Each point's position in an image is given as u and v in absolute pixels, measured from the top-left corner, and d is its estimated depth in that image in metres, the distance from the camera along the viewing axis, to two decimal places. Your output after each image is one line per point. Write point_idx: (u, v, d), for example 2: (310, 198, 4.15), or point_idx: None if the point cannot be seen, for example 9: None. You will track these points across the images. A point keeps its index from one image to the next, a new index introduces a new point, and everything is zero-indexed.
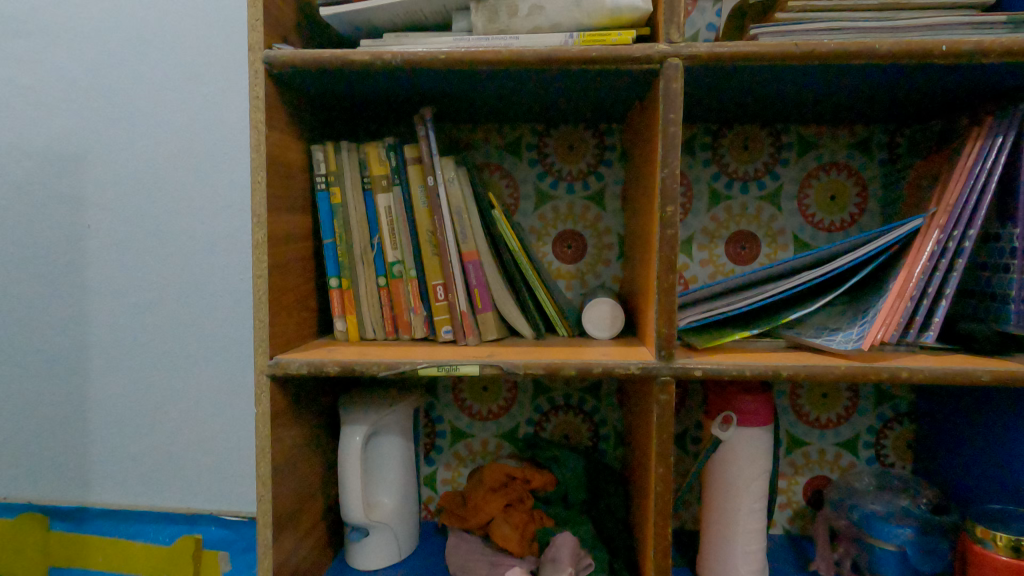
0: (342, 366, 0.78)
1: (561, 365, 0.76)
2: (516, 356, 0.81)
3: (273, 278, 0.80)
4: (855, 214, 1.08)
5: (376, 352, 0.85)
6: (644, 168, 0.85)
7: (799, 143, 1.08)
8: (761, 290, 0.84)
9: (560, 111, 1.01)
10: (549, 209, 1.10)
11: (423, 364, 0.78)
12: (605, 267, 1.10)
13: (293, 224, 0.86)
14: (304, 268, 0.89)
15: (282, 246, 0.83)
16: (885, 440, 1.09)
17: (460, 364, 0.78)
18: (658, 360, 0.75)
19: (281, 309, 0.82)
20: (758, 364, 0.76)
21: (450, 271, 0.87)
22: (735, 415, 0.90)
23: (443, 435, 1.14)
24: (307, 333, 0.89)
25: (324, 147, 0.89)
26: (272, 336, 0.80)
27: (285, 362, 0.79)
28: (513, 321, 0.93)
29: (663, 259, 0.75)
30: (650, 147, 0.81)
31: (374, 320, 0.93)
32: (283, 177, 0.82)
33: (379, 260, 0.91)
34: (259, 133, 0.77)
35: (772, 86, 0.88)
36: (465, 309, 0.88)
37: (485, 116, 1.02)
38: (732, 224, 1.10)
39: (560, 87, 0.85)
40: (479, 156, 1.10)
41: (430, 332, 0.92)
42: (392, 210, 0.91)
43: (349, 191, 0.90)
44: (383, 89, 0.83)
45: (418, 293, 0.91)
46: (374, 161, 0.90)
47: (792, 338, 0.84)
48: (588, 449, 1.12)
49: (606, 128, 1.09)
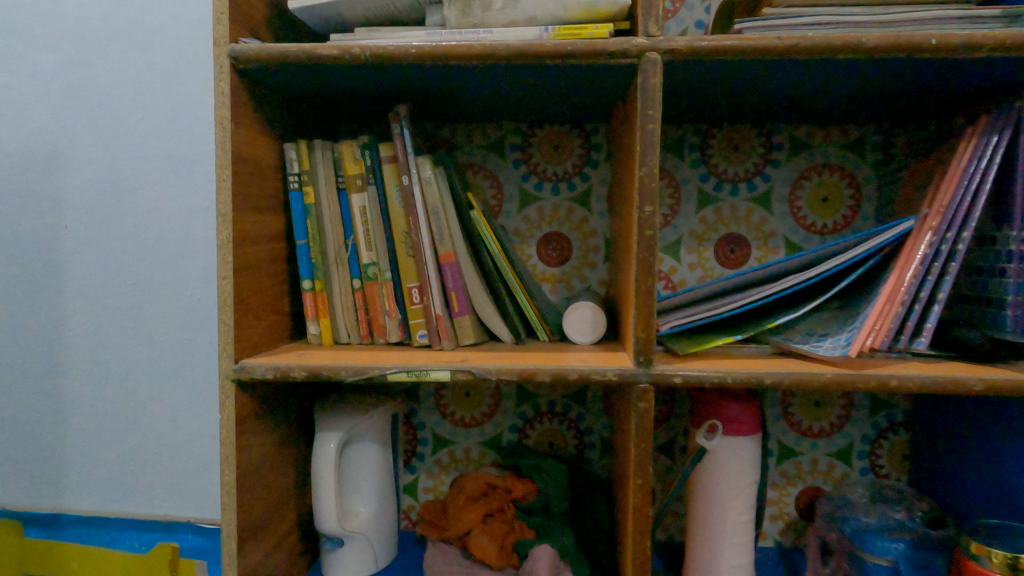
0: (310, 371, 0.75)
1: (535, 371, 0.73)
2: (491, 361, 0.78)
3: (239, 280, 0.77)
4: (848, 216, 1.05)
5: (347, 357, 0.82)
6: (626, 168, 0.83)
7: (791, 143, 1.05)
8: (747, 295, 0.81)
9: (544, 109, 0.98)
10: (534, 211, 1.08)
11: (393, 369, 0.75)
12: (590, 270, 1.07)
13: (263, 224, 0.83)
14: (275, 269, 0.86)
15: (251, 246, 0.80)
16: (880, 450, 1.06)
17: (432, 370, 0.74)
18: (637, 367, 0.72)
19: (248, 312, 0.79)
20: (741, 371, 0.72)
21: (426, 273, 0.85)
22: (721, 423, 0.87)
23: (424, 442, 1.11)
24: (278, 337, 0.87)
25: (298, 145, 0.87)
26: (238, 341, 0.77)
27: (250, 367, 0.76)
28: (491, 325, 0.90)
29: (642, 261, 0.72)
30: (630, 146, 0.78)
31: (349, 324, 0.90)
32: (251, 175, 0.80)
33: (354, 262, 0.89)
34: (225, 130, 0.74)
35: (760, 82, 0.85)
36: (441, 313, 0.85)
37: (467, 114, 1.00)
38: (722, 226, 1.07)
39: (538, 84, 0.82)
40: (462, 156, 1.08)
41: (405, 336, 0.89)
42: (367, 211, 0.88)
43: (322, 190, 0.88)
44: (355, 85, 0.81)
45: (394, 297, 0.88)
46: (348, 160, 0.87)
47: (779, 344, 0.81)
48: (573, 457, 1.09)
49: (592, 128, 1.06)
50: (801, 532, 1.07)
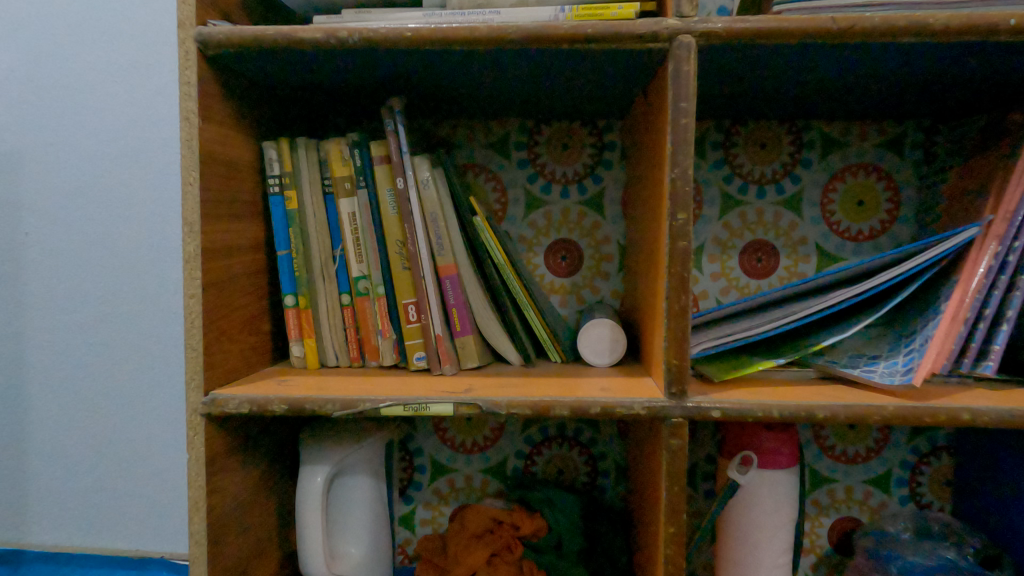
0: (292, 405, 0.65)
1: (552, 404, 0.63)
2: (499, 391, 0.68)
3: (210, 299, 0.67)
4: (886, 221, 0.96)
5: (336, 384, 0.72)
6: (650, 169, 0.73)
7: (823, 141, 0.96)
8: (788, 313, 0.72)
9: (553, 103, 0.88)
10: (541, 216, 0.98)
11: (386, 402, 0.65)
12: (603, 280, 0.98)
13: (238, 234, 0.73)
14: (254, 284, 0.76)
15: (224, 260, 0.70)
16: (920, 476, 0.97)
17: (433, 402, 0.64)
18: (668, 400, 0.63)
19: (222, 336, 0.69)
20: (789, 403, 0.63)
21: (424, 289, 0.75)
22: (755, 455, 0.78)
23: (422, 470, 1.01)
24: (258, 360, 0.77)
25: (278, 143, 0.77)
26: (208, 369, 0.67)
27: (223, 400, 0.65)
28: (497, 345, 0.80)
29: (674, 278, 0.62)
30: (658, 145, 0.68)
31: (337, 345, 0.80)
32: (224, 178, 0.70)
33: (343, 275, 0.79)
34: (192, 126, 0.64)
35: (800, 71, 0.75)
36: (441, 333, 0.76)
37: (469, 109, 0.90)
38: (748, 232, 0.97)
39: (551, 74, 0.73)
40: (462, 155, 0.98)
41: (400, 359, 0.79)
42: (357, 218, 0.78)
43: (307, 195, 0.78)
44: (342, 75, 0.71)
45: (387, 315, 0.78)
46: (335, 160, 0.77)
47: (824, 367, 0.71)
48: (585, 486, 0.99)
49: (606, 125, 0.97)
50: (835, 566, 0.98)
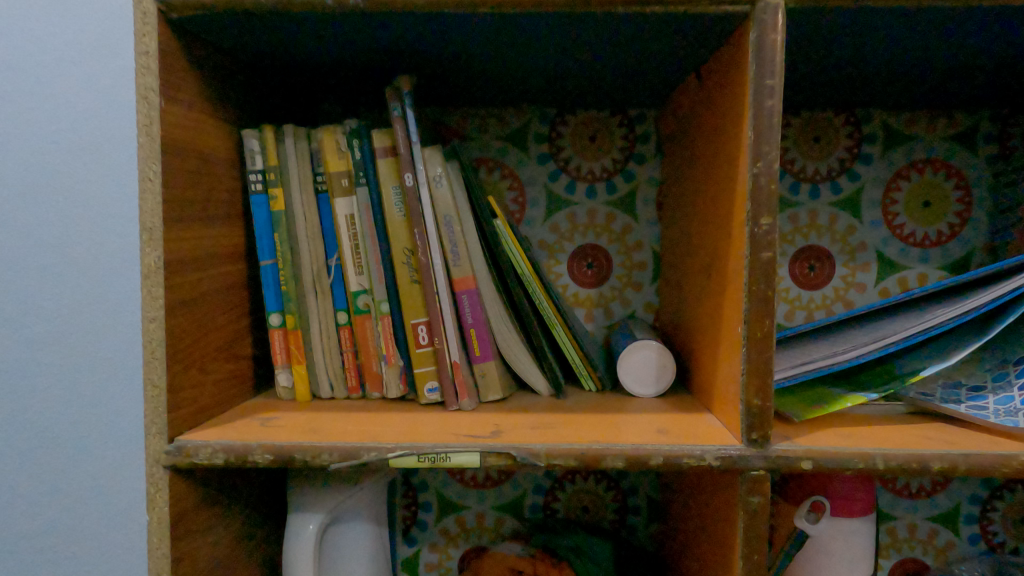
0: (280, 455, 0.52)
1: (603, 453, 0.51)
2: (533, 433, 0.56)
3: (176, 323, 0.54)
4: (956, 224, 0.84)
5: (333, 423, 0.59)
6: (709, 164, 0.61)
7: (885, 134, 0.84)
8: (875, 336, 0.60)
9: (583, 87, 0.76)
10: (564, 218, 0.86)
11: (397, 451, 0.52)
12: (635, 292, 0.86)
13: (213, 242, 0.60)
14: (232, 302, 0.63)
15: (194, 274, 0.57)
16: (993, 513, 0.86)
17: (456, 451, 0.52)
18: (746, 449, 0.51)
19: (192, 366, 0.56)
20: (897, 451, 0.51)
21: (437, 307, 0.62)
22: (828, 501, 0.65)
23: (427, 507, 0.89)
24: (237, 392, 0.64)
25: (261, 132, 0.64)
26: (174, 410, 0.54)
27: (193, 449, 0.53)
28: (522, 372, 0.68)
29: (756, 298, 0.50)
30: (725, 135, 0.56)
31: (332, 373, 0.67)
32: (194, 173, 0.57)
33: (339, 289, 0.66)
34: (151, 107, 0.51)
35: (880, 46, 0.64)
36: (458, 360, 0.63)
37: (485, 95, 0.78)
38: (800, 237, 0.86)
39: (590, 48, 0.61)
40: (473, 148, 0.85)
41: (408, 390, 0.66)
42: (356, 221, 0.65)
43: (295, 193, 0.65)
44: (339, 47, 0.58)
45: (392, 338, 0.65)
46: (329, 152, 0.65)
47: (916, 402, 0.61)
48: (614, 525, 0.87)
49: (638, 114, 0.85)
50: None
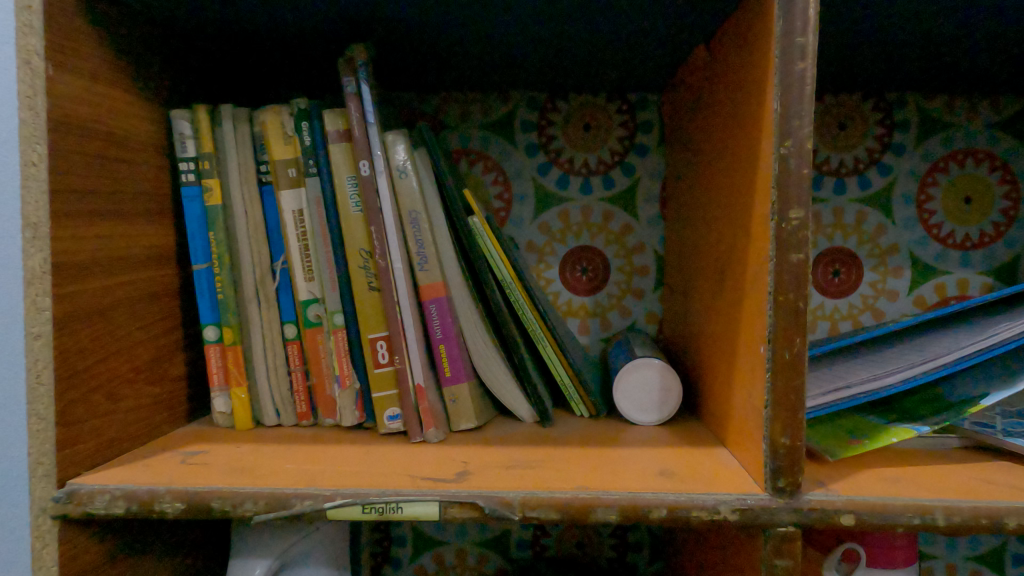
0: (194, 503, 0.42)
1: (592, 503, 0.41)
2: (509, 475, 0.46)
3: (74, 342, 0.44)
4: (1001, 224, 0.74)
5: (269, 458, 0.49)
6: (722, 149, 0.51)
7: (920, 121, 0.74)
8: (923, 356, 0.50)
9: (576, 67, 0.66)
10: (556, 217, 0.76)
11: (338, 499, 0.42)
12: (635, 302, 0.76)
13: (131, 242, 0.50)
14: (157, 313, 0.53)
15: (102, 280, 0.47)
16: None
17: (409, 500, 0.42)
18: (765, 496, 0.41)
19: (97, 393, 0.46)
20: (962, 503, 0.40)
21: (398, 319, 0.52)
22: (866, 550, 0.55)
23: (402, 542, 0.79)
24: (162, 420, 0.54)
25: (194, 113, 0.55)
26: (68, 447, 0.44)
27: (87, 496, 0.43)
28: (502, 395, 0.58)
29: (783, 311, 0.40)
30: (743, 111, 0.46)
31: (278, 396, 0.57)
32: (101, 159, 0.47)
33: (287, 298, 0.57)
34: (35, 74, 0.41)
35: (924, 11, 0.54)
36: (423, 383, 0.53)
37: (463, 75, 0.68)
38: (822, 239, 0.76)
39: (580, 10, 0.51)
40: (452, 137, 0.75)
41: (366, 418, 0.56)
42: (306, 218, 0.55)
43: (234, 185, 0.55)
44: (277, 8, 0.49)
45: (348, 356, 0.55)
46: (273, 136, 0.55)
47: (973, 436, 0.50)
48: (613, 564, 0.77)
49: (639, 99, 0.75)
50: None
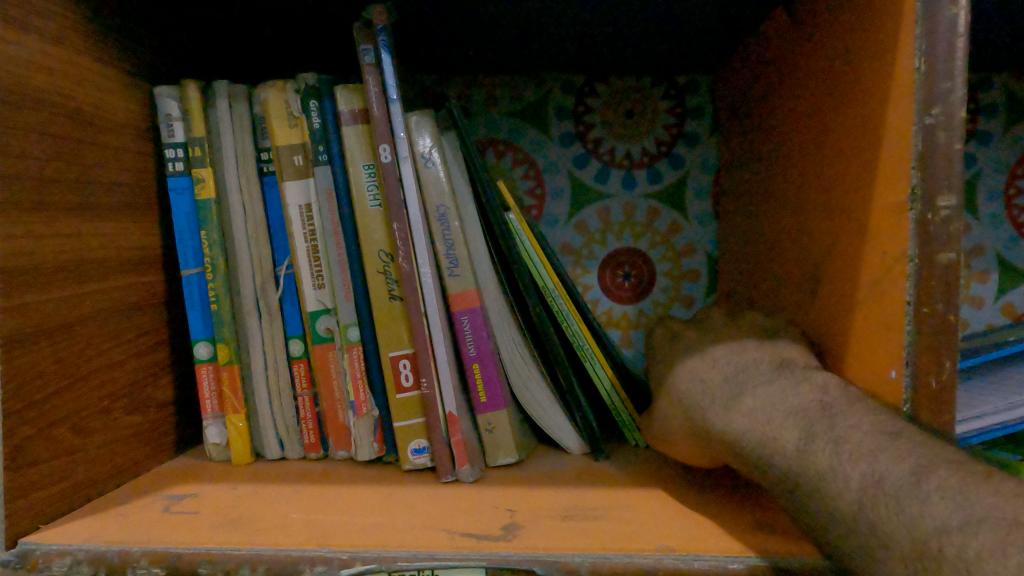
0: (176, 567, 0.34)
1: (682, 571, 0.32)
2: (567, 527, 0.37)
3: (29, 366, 0.36)
4: None
5: (269, 502, 0.41)
6: (819, 127, 0.42)
7: (1009, 105, 0.65)
8: None
9: (623, 46, 0.58)
10: (594, 216, 0.67)
11: (357, 565, 0.34)
12: (685, 310, 0.68)
13: (106, 243, 0.42)
14: (138, 326, 0.45)
15: (67, 288, 0.39)
16: None
17: (449, 567, 0.33)
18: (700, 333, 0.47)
19: (61, 427, 0.38)
20: None
21: (425, 336, 0.44)
22: None
23: None
24: (144, 455, 0.45)
25: (182, 90, 0.46)
26: (20, 497, 0.35)
27: (42, 559, 0.34)
28: (544, 423, 0.49)
29: (927, 325, 0.31)
30: (856, 77, 0.37)
31: (282, 424, 0.48)
32: (64, 142, 0.39)
33: (292, 308, 0.48)
34: None
35: None
36: (455, 411, 0.45)
37: (492, 53, 0.59)
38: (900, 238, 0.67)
39: None
40: (478, 126, 0.67)
41: (386, 450, 0.47)
42: (314, 214, 0.46)
43: (229, 176, 0.47)
44: None
45: (364, 378, 0.47)
46: (275, 117, 0.46)
47: None
48: None
49: (689, 81, 0.66)
50: None
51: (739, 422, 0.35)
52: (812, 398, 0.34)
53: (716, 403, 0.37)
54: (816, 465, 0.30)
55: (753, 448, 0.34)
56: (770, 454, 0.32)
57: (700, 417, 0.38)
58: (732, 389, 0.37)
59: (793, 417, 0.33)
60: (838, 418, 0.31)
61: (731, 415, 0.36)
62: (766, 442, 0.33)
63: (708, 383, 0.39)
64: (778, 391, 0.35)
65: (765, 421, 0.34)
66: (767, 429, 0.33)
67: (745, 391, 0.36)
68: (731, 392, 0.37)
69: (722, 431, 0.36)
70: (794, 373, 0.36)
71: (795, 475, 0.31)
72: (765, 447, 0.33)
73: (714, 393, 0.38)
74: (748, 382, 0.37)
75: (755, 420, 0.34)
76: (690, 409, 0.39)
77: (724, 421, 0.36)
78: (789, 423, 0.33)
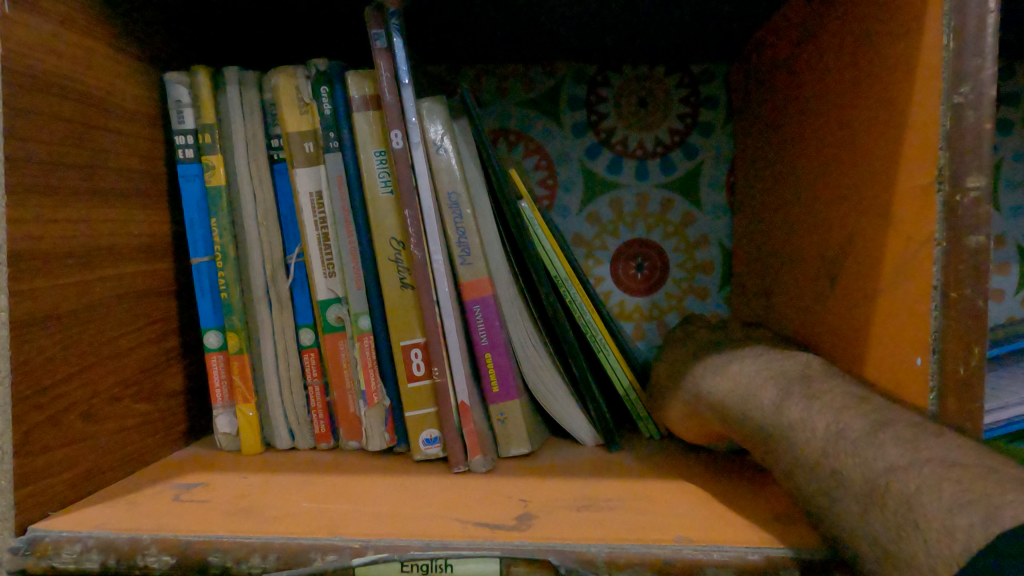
0: (186, 555, 0.34)
1: (699, 562, 0.32)
2: (582, 516, 0.36)
3: (38, 352, 0.35)
4: None
5: (280, 491, 0.40)
6: (840, 112, 0.41)
7: None
8: None
9: (636, 34, 0.57)
10: (607, 206, 0.67)
11: (369, 554, 0.33)
12: (699, 301, 0.67)
13: (116, 229, 0.41)
14: (147, 315, 0.45)
15: (78, 274, 0.38)
16: None
17: (463, 557, 0.33)
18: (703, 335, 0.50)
19: (71, 414, 0.38)
20: None
21: (437, 323, 0.43)
22: None
23: None
24: (155, 444, 0.45)
25: (192, 76, 0.46)
26: (29, 483, 0.35)
27: (52, 546, 0.34)
28: (557, 414, 0.49)
29: (955, 310, 0.31)
30: (879, 60, 0.36)
31: (293, 413, 0.48)
32: (74, 126, 0.38)
33: (303, 296, 0.47)
34: None
35: None
36: (467, 400, 0.44)
37: (504, 42, 0.59)
38: None
39: None
40: (489, 116, 0.66)
41: (397, 441, 0.47)
42: (325, 201, 0.46)
43: (240, 162, 0.46)
44: None
45: (375, 367, 0.46)
46: (286, 104, 0.46)
47: None
48: None
49: (703, 70, 0.65)
50: None
51: (723, 387, 0.38)
52: (792, 370, 0.36)
53: (707, 374, 0.40)
54: (785, 415, 0.32)
55: (731, 405, 0.36)
56: (746, 410, 0.35)
57: (689, 386, 0.41)
58: (725, 360, 0.41)
59: (770, 380, 0.36)
60: (811, 381, 0.34)
61: (718, 383, 0.39)
62: (744, 400, 0.36)
63: (709, 360, 0.42)
64: (763, 364, 0.38)
65: (747, 383, 0.37)
66: (745, 390, 0.36)
67: (733, 361, 0.39)
68: (725, 363, 0.40)
69: (704, 393, 0.39)
70: (787, 357, 0.38)
71: (764, 425, 0.33)
72: (744, 404, 0.35)
73: (709, 367, 0.41)
74: (745, 356, 0.40)
75: (737, 381, 0.37)
76: (685, 381, 0.43)
77: (709, 384, 0.39)
78: (764, 386, 0.35)
